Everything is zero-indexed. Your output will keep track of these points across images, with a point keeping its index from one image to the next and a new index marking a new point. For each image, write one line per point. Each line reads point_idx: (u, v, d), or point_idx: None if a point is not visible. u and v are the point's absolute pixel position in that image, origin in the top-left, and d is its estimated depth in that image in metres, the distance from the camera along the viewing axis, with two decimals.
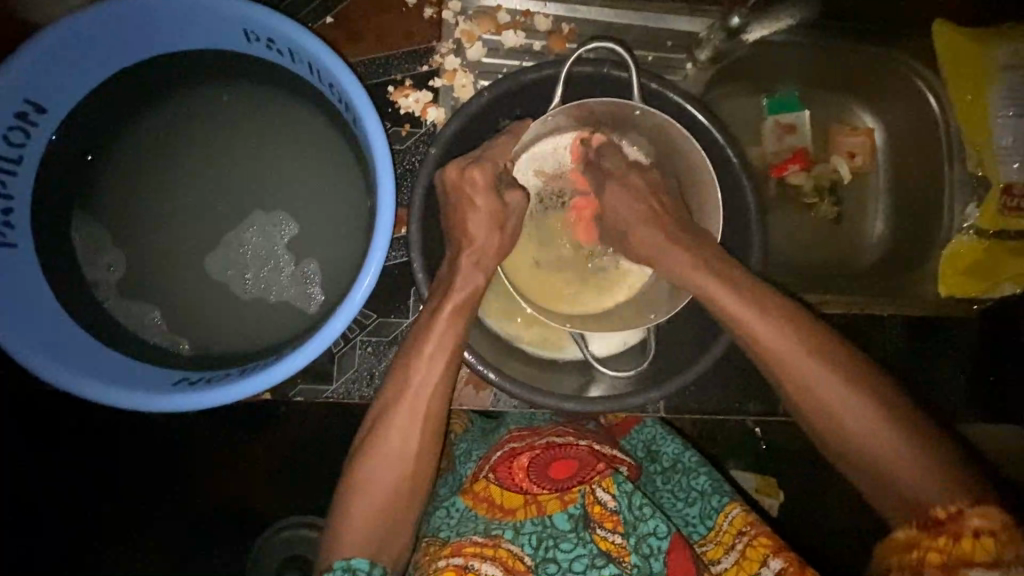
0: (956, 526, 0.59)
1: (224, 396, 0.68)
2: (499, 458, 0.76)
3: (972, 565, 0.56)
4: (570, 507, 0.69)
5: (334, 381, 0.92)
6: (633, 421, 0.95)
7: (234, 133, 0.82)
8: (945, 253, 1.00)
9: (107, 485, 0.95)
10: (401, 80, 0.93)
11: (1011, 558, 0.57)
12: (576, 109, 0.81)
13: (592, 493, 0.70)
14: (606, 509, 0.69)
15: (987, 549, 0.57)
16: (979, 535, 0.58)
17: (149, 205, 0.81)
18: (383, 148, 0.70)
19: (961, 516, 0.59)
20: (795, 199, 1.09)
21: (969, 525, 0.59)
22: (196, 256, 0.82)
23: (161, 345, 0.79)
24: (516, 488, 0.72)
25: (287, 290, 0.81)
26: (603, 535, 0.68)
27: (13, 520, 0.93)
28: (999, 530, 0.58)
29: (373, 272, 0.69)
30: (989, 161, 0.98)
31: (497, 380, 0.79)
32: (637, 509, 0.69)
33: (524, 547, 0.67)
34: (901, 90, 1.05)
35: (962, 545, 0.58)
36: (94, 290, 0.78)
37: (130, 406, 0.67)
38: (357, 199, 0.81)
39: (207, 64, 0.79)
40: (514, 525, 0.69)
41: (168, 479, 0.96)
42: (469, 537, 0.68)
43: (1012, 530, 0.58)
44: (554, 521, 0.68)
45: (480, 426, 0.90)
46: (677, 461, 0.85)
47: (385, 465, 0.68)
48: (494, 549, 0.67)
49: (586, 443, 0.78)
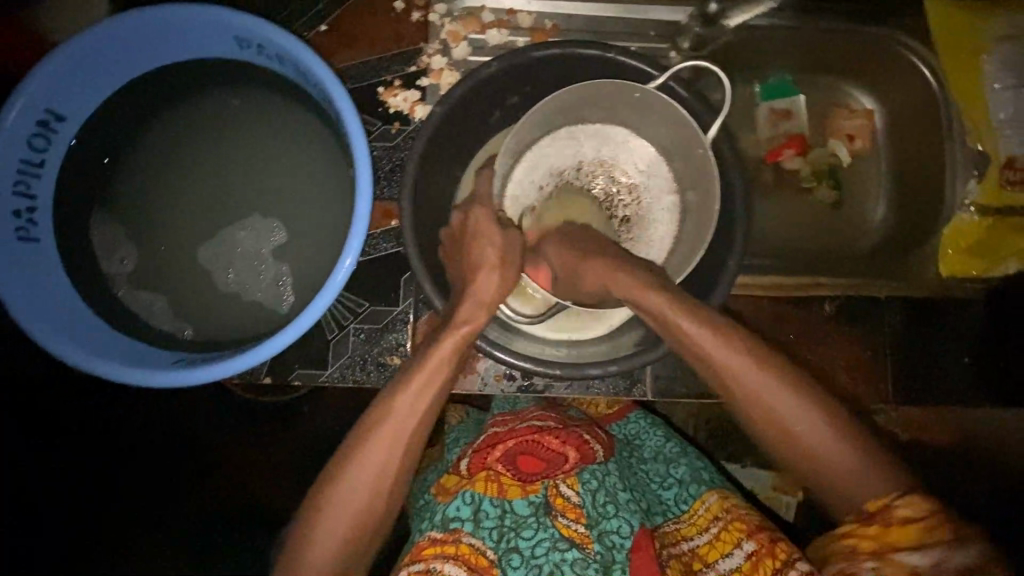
0: (889, 519, 0.62)
1: (218, 371, 0.73)
2: (481, 441, 0.77)
3: (896, 549, 0.60)
4: (531, 495, 0.73)
5: (330, 365, 0.93)
6: (624, 410, 0.93)
7: (231, 134, 0.88)
8: (948, 231, 0.96)
9: (107, 485, 1.03)
10: (391, 80, 0.98)
11: (929, 542, 0.59)
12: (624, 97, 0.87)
13: (555, 487, 0.74)
14: (569, 502, 0.73)
15: (911, 536, 0.60)
16: (904, 524, 0.61)
17: (156, 205, 0.88)
18: (361, 139, 0.75)
19: (892, 509, 0.62)
20: (793, 183, 1.08)
21: (900, 516, 0.61)
22: (196, 249, 0.88)
23: (166, 330, 0.85)
24: (481, 468, 0.74)
25: (272, 283, 0.87)
26: (566, 523, 0.71)
27: (15, 522, 0.98)
28: (923, 518, 0.60)
29: (349, 263, 0.74)
30: (987, 134, 0.96)
31: (487, 347, 0.82)
32: (598, 505, 0.73)
33: (485, 541, 0.69)
34: (897, 70, 1.02)
35: (890, 534, 0.61)
36: (108, 282, 0.85)
37: (132, 380, 0.73)
38: (343, 193, 0.86)
39: (210, 74, 0.86)
40: (475, 502, 0.71)
41: (170, 486, 1.04)
42: (428, 534, 0.70)
43: (938, 518, 0.60)
44: (515, 507, 0.72)
45: (474, 419, 0.92)
46: (659, 451, 0.86)
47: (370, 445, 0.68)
48: (454, 544, 0.69)
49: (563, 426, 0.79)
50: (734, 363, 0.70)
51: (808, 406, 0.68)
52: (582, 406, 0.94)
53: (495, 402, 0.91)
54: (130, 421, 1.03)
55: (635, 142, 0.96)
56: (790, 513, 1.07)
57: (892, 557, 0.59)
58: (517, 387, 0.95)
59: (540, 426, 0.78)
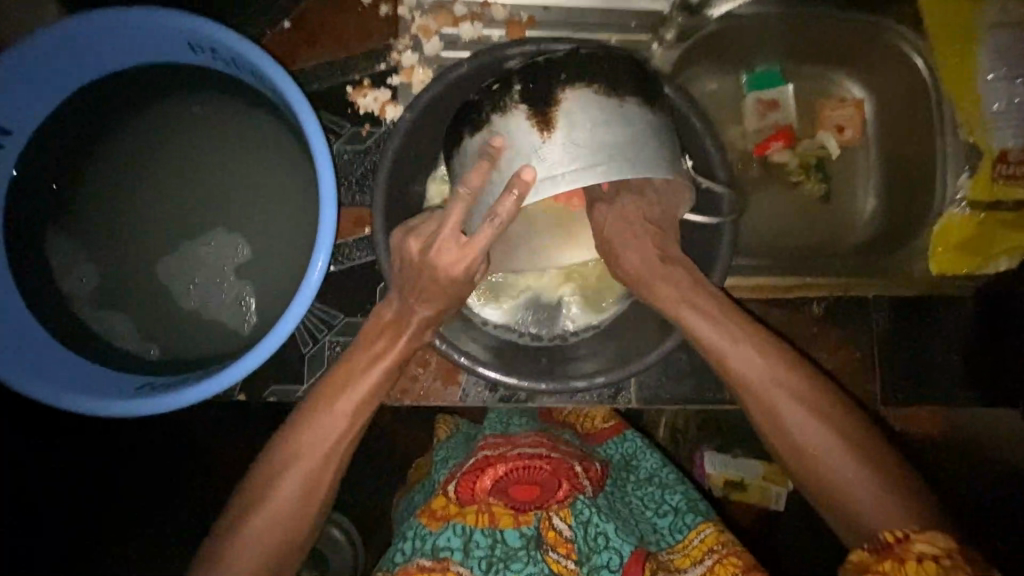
0: (905, 553, 0.59)
1: (182, 398, 0.71)
2: (470, 465, 0.75)
3: None
4: (523, 526, 0.73)
5: (305, 380, 0.90)
6: (614, 429, 0.92)
7: (189, 143, 0.83)
8: (937, 226, 0.93)
9: (108, 485, 1.04)
10: (359, 80, 0.93)
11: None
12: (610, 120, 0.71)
13: (548, 519, 0.74)
14: (561, 536, 0.73)
15: None
16: (923, 560, 0.58)
17: (113, 218, 0.83)
18: (324, 150, 0.71)
19: (908, 543, 0.60)
20: (781, 177, 1.05)
21: (917, 551, 0.59)
22: (156, 266, 0.84)
23: (131, 351, 0.81)
24: (472, 498, 0.73)
25: (237, 300, 0.83)
26: (556, 558, 0.72)
27: (15, 522, 0.95)
28: (943, 556, 0.58)
29: (316, 278, 0.72)
30: (982, 127, 0.92)
31: (467, 364, 0.81)
32: (589, 541, 0.74)
33: (473, 570, 0.70)
34: (882, 55, 0.98)
35: (906, 571, 0.59)
36: (69, 301, 0.81)
37: (92, 410, 0.70)
38: (310, 204, 0.83)
39: (163, 79, 0.81)
40: (466, 533, 0.72)
41: (170, 485, 1.07)
42: (416, 561, 0.70)
43: (958, 557, 0.58)
44: (506, 537, 0.72)
45: (463, 432, 0.91)
46: (654, 474, 0.86)
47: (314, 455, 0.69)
48: (442, 572, 0.69)
49: (557, 456, 0.77)
50: (764, 383, 0.71)
51: (833, 431, 0.67)
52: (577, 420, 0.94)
53: (489, 417, 0.90)
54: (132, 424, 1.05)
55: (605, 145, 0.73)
56: (777, 501, 1.14)
57: None
58: (498, 398, 0.92)
59: (532, 455, 0.75)
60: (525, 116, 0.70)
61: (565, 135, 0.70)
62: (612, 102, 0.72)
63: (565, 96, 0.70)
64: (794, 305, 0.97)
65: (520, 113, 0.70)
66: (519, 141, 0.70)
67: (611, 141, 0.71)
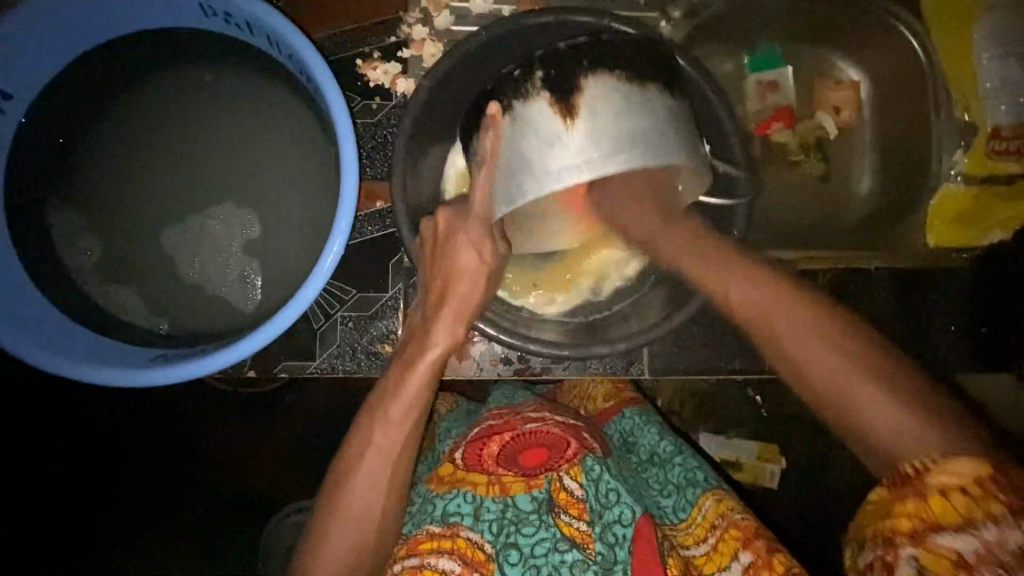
0: (923, 488, 0.55)
1: (198, 368, 0.69)
2: (474, 436, 0.76)
3: (938, 528, 0.54)
4: (534, 490, 0.72)
5: (317, 356, 0.89)
6: (614, 409, 0.91)
7: (197, 111, 0.81)
8: (934, 201, 0.97)
9: (108, 485, 1.03)
10: (369, 53, 0.92)
11: (981, 517, 0.53)
12: (615, 116, 0.72)
13: (559, 481, 0.72)
14: (572, 496, 0.72)
15: (957, 508, 0.54)
16: (946, 493, 0.54)
17: (117, 189, 0.81)
18: (344, 114, 0.70)
19: (930, 475, 0.55)
20: (782, 156, 1.07)
21: (938, 484, 0.55)
22: (161, 239, 0.81)
23: (139, 325, 0.79)
24: (481, 468, 0.73)
25: (246, 271, 0.81)
26: (567, 521, 0.71)
27: (15, 521, 0.99)
28: (971, 485, 0.54)
29: (339, 245, 0.71)
30: (976, 104, 0.96)
31: (494, 333, 0.83)
32: (603, 497, 0.73)
33: (484, 534, 0.70)
34: (880, 36, 1.01)
35: (930, 506, 0.55)
36: (74, 275, 0.79)
37: (106, 382, 0.68)
38: (323, 174, 0.81)
39: (170, 45, 0.79)
40: (476, 500, 0.72)
41: (170, 486, 1.05)
42: (425, 529, 0.71)
43: (990, 482, 0.53)
44: (517, 502, 0.71)
45: (464, 407, 0.91)
46: (654, 452, 0.85)
47: (373, 457, 0.70)
48: (452, 538, 0.69)
49: (560, 420, 0.78)
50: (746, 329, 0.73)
51: None
52: (581, 402, 0.96)
53: (494, 392, 0.91)
54: (129, 422, 1.03)
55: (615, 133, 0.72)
56: (772, 480, 1.15)
57: (928, 540, 0.54)
58: (514, 370, 0.92)
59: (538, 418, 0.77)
60: (546, 103, 0.71)
61: (588, 122, 0.71)
62: (635, 92, 0.72)
63: (588, 86, 0.71)
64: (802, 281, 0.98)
65: (541, 99, 0.71)
66: (541, 127, 0.72)
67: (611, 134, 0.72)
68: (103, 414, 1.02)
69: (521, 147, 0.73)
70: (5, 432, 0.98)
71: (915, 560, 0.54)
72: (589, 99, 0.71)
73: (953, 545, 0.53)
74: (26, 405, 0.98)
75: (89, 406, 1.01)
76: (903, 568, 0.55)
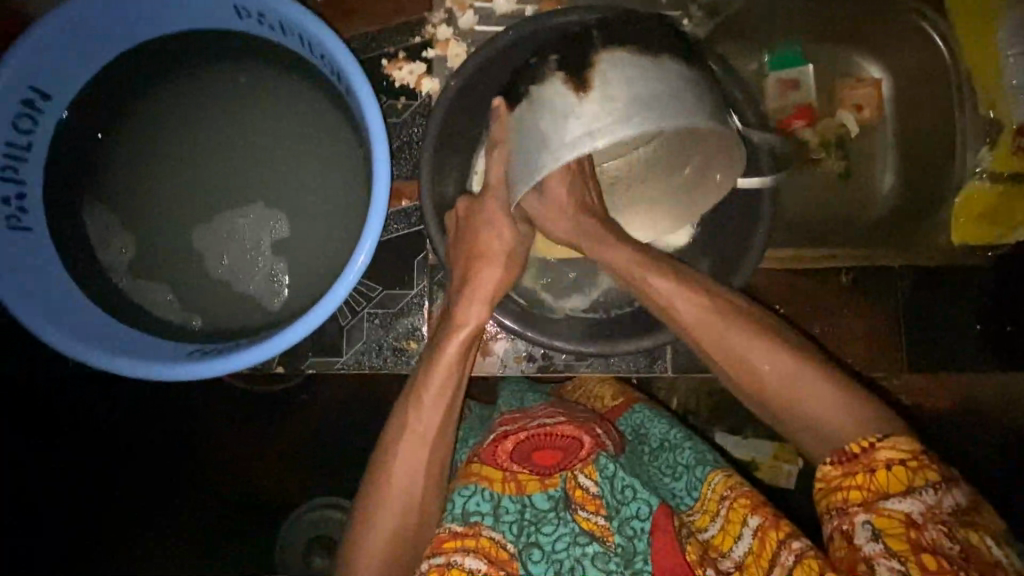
0: (870, 462, 0.60)
1: (233, 362, 0.71)
2: (488, 441, 0.76)
3: (888, 495, 0.59)
4: (549, 489, 0.72)
5: (344, 352, 0.90)
6: (626, 403, 0.90)
7: (227, 112, 0.83)
8: (959, 200, 0.97)
9: (107, 485, 1.06)
10: (394, 53, 0.93)
11: (921, 484, 0.58)
12: (623, 83, 0.70)
13: (574, 479, 0.73)
14: (588, 493, 0.72)
15: (902, 479, 0.59)
16: (890, 465, 0.59)
17: (149, 188, 0.83)
18: (376, 113, 0.71)
19: (876, 450, 0.61)
20: (804, 154, 1.07)
21: (883, 458, 0.60)
22: (193, 236, 0.83)
23: (172, 321, 0.81)
24: (495, 467, 0.73)
25: (274, 269, 0.82)
26: (586, 516, 0.72)
27: (15, 521, 1.00)
28: (909, 458, 0.59)
29: (370, 242, 0.71)
30: (1002, 102, 0.96)
31: (518, 328, 0.86)
32: (618, 493, 0.72)
33: (505, 534, 0.70)
34: (903, 34, 1.01)
35: (877, 477, 0.60)
36: (108, 272, 0.80)
37: (145, 375, 0.70)
38: (351, 172, 0.82)
39: (205, 47, 0.81)
40: (495, 498, 0.71)
41: (170, 485, 1.08)
42: (447, 527, 0.71)
43: (924, 458, 0.59)
44: (534, 501, 0.72)
45: (478, 414, 0.91)
46: (665, 439, 0.83)
47: (409, 440, 0.73)
48: (475, 538, 0.69)
49: (575, 420, 0.78)
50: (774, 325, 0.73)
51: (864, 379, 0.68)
52: (588, 400, 0.92)
53: (501, 396, 0.88)
54: (128, 422, 1.04)
55: (620, 101, 0.70)
56: (787, 480, 1.15)
57: (879, 505, 0.59)
58: (537, 367, 0.93)
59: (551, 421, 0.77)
60: (562, 82, 0.72)
61: (601, 90, 0.70)
62: (647, 61, 0.72)
63: (600, 59, 0.71)
64: (822, 278, 0.98)
65: (558, 79, 0.72)
66: (554, 105, 0.71)
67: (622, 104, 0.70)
68: (103, 415, 1.03)
69: (535, 125, 0.73)
70: (5, 432, 0.97)
71: (869, 525, 0.58)
72: (598, 71, 0.71)
73: (901, 507, 0.58)
74: (26, 405, 0.97)
75: (88, 407, 1.01)
76: (860, 534, 0.59)
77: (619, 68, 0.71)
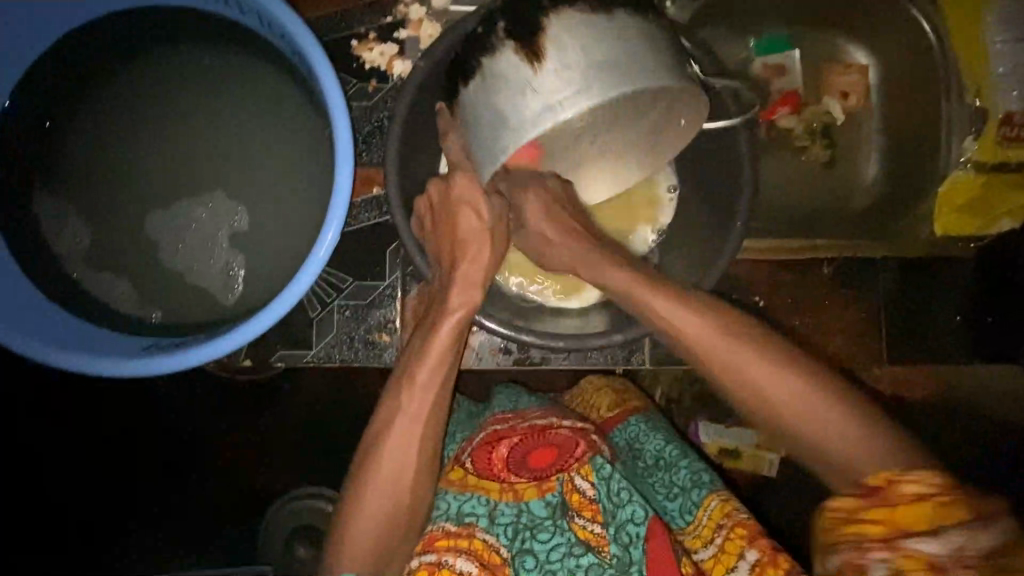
0: (893, 496, 0.56)
1: (191, 358, 0.68)
2: (480, 440, 0.75)
3: (909, 533, 0.54)
4: (547, 495, 0.73)
5: (313, 345, 0.88)
6: (621, 413, 0.87)
7: (184, 93, 0.79)
8: (943, 188, 0.94)
9: (76, 479, 1.03)
10: (364, 33, 0.89)
11: (949, 523, 0.53)
12: (578, 53, 0.68)
13: (571, 483, 0.73)
14: (585, 498, 0.73)
15: (922, 516, 0.55)
16: (914, 500, 0.55)
17: (103, 175, 0.79)
18: (336, 94, 0.68)
19: (897, 484, 0.56)
20: (787, 143, 1.05)
21: (907, 492, 0.56)
22: (150, 225, 0.79)
23: (131, 314, 0.78)
24: (493, 476, 0.73)
25: (236, 259, 0.79)
26: (582, 524, 0.73)
27: None
28: (938, 493, 0.55)
29: (333, 231, 0.69)
30: (989, 90, 0.93)
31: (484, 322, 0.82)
32: (614, 496, 0.74)
33: (500, 537, 0.72)
34: (890, 19, 0.98)
35: (900, 514, 0.55)
36: (62, 263, 0.77)
37: (98, 372, 0.67)
38: (315, 157, 0.79)
39: (158, 24, 0.77)
40: (491, 501, 0.72)
41: (141, 479, 1.06)
42: (441, 524, 0.72)
43: (956, 492, 0.55)
44: (531, 507, 0.72)
45: (466, 408, 0.89)
46: (661, 457, 0.83)
47: (403, 419, 0.71)
48: (469, 539, 0.71)
49: (570, 424, 0.75)
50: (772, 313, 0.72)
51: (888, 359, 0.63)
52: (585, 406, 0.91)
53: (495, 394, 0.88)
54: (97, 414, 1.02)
55: (582, 72, 0.68)
56: (769, 468, 1.15)
57: (902, 544, 0.54)
58: (512, 360, 0.91)
59: (543, 425, 0.74)
60: (512, 51, 0.69)
61: (554, 61, 0.68)
62: (602, 19, 0.69)
63: (550, 24, 0.69)
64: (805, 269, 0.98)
65: (508, 49, 0.69)
66: (508, 79, 0.69)
67: (589, 74, 0.68)
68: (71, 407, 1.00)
69: (490, 103, 0.71)
70: None
71: (890, 566, 0.54)
72: (547, 45, 0.68)
73: (927, 548, 0.53)
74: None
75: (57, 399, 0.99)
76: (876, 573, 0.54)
77: (564, 38, 0.68)
